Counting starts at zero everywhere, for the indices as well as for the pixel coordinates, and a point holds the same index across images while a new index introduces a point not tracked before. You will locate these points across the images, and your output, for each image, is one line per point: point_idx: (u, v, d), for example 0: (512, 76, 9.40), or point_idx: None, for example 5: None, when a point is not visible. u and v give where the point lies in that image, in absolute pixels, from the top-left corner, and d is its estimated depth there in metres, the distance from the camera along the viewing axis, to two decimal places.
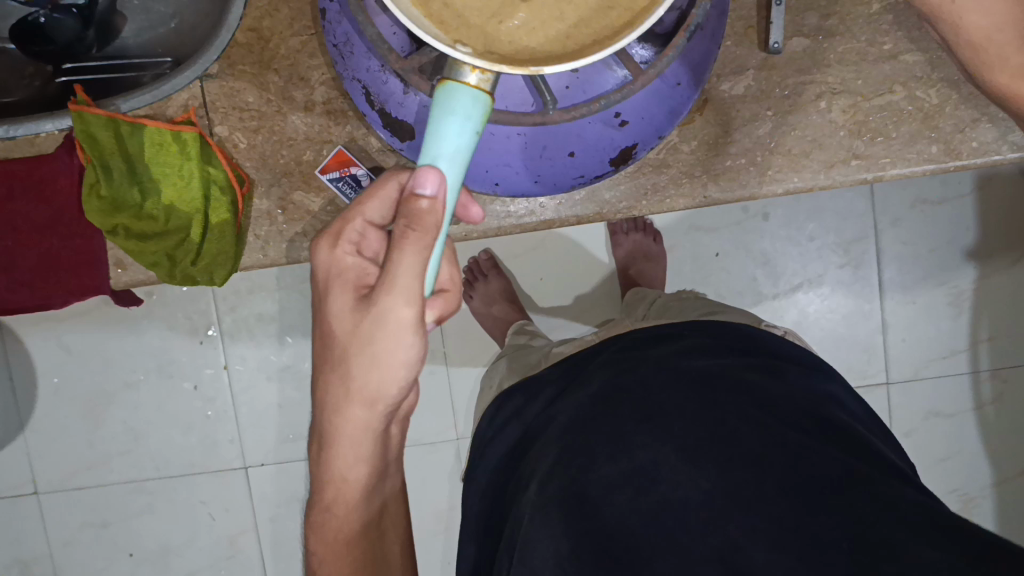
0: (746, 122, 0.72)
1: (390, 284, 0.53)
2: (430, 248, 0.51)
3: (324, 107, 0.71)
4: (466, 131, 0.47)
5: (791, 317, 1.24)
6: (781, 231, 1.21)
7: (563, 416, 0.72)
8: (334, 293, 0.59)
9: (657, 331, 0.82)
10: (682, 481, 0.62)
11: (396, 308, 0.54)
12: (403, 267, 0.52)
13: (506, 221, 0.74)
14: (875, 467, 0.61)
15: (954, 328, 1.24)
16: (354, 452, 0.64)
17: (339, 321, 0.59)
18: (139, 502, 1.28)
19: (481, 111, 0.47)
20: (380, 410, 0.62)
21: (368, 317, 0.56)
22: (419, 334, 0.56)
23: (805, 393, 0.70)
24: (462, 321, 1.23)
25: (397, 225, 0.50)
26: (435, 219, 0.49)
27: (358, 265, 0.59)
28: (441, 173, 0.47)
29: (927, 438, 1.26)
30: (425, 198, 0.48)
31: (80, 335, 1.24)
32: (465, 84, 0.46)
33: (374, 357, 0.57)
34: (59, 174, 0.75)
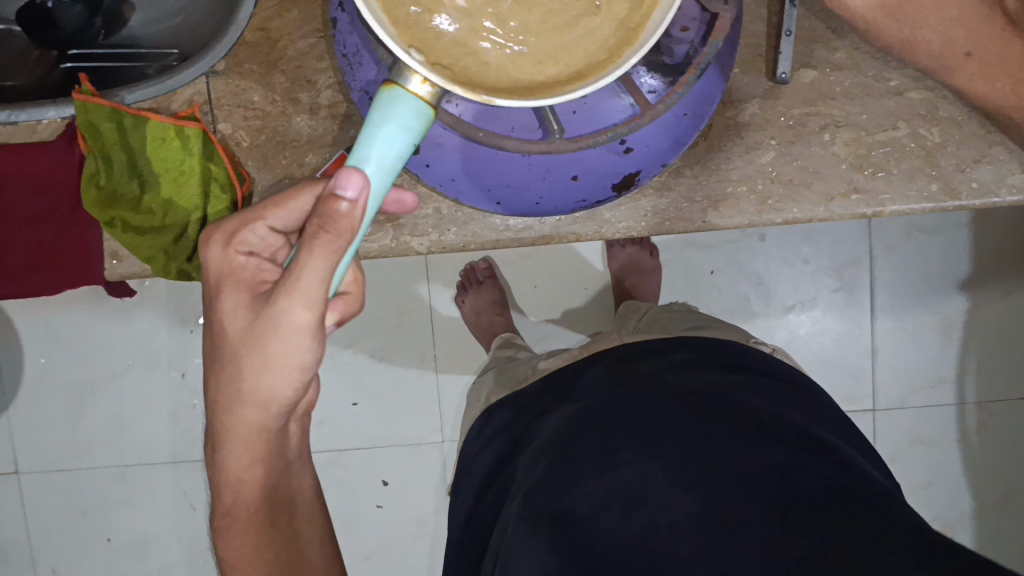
0: (749, 150, 0.72)
1: (296, 286, 0.51)
2: (339, 254, 0.49)
3: (330, 111, 0.70)
4: (403, 139, 0.46)
5: (781, 338, 1.24)
6: (776, 253, 1.22)
7: (550, 426, 0.73)
8: (226, 291, 0.59)
9: (643, 345, 0.82)
10: (670, 503, 0.62)
11: (292, 311, 0.53)
12: (309, 269, 0.50)
13: (503, 234, 0.73)
14: (857, 483, 0.62)
15: (942, 358, 1.25)
16: (248, 451, 0.65)
17: (230, 320, 0.59)
18: (119, 489, 1.27)
19: (421, 125, 0.47)
20: (273, 411, 0.63)
21: (263, 317, 0.55)
22: (316, 337, 0.56)
23: (792, 410, 0.70)
24: (453, 324, 1.23)
25: (309, 225, 0.48)
26: (352, 223, 0.48)
27: (254, 265, 0.59)
28: (365, 177, 0.46)
29: (910, 465, 1.27)
30: (344, 201, 0.46)
31: (69, 317, 1.23)
32: (409, 90, 0.46)
33: (265, 357, 0.58)
34: (56, 165, 0.75)
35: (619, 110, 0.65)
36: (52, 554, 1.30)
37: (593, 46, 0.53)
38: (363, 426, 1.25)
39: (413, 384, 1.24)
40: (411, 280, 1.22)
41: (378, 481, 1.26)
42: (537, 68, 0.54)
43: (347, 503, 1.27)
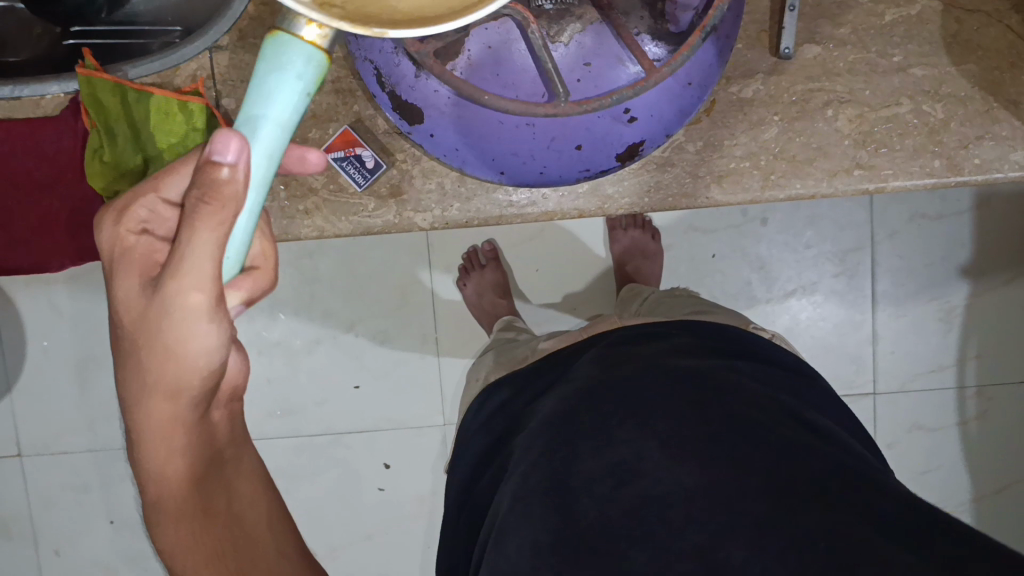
0: (753, 126, 0.72)
1: (180, 266, 0.49)
2: (229, 223, 0.48)
3: (334, 85, 0.71)
4: (293, 92, 0.45)
5: (782, 322, 1.25)
6: (778, 236, 1.22)
7: (550, 408, 0.73)
8: (120, 275, 0.55)
9: (642, 330, 0.82)
10: (664, 476, 0.61)
11: (184, 292, 0.51)
12: (198, 244, 0.48)
13: (507, 210, 0.74)
14: (854, 468, 0.61)
15: (943, 343, 1.25)
16: (166, 446, 0.60)
17: (125, 305, 0.55)
18: (121, 470, 1.28)
19: (314, 73, 0.45)
20: (186, 401, 0.58)
21: (155, 302, 0.52)
22: (215, 316, 0.53)
23: (790, 398, 0.70)
24: (456, 307, 1.23)
25: (191, 196, 0.47)
26: (235, 190, 0.47)
27: (143, 243, 0.56)
28: (244, 140, 0.45)
29: (910, 451, 1.28)
30: (226, 166, 0.45)
31: (73, 299, 1.23)
32: (300, 37, 0.44)
33: (166, 343, 0.54)
34: (63, 136, 0.76)
35: (619, 78, 0.65)
36: (54, 535, 1.30)
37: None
38: (364, 409, 1.25)
39: (415, 367, 1.24)
40: (413, 262, 1.22)
41: (380, 464, 1.26)
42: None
43: (348, 486, 1.27)
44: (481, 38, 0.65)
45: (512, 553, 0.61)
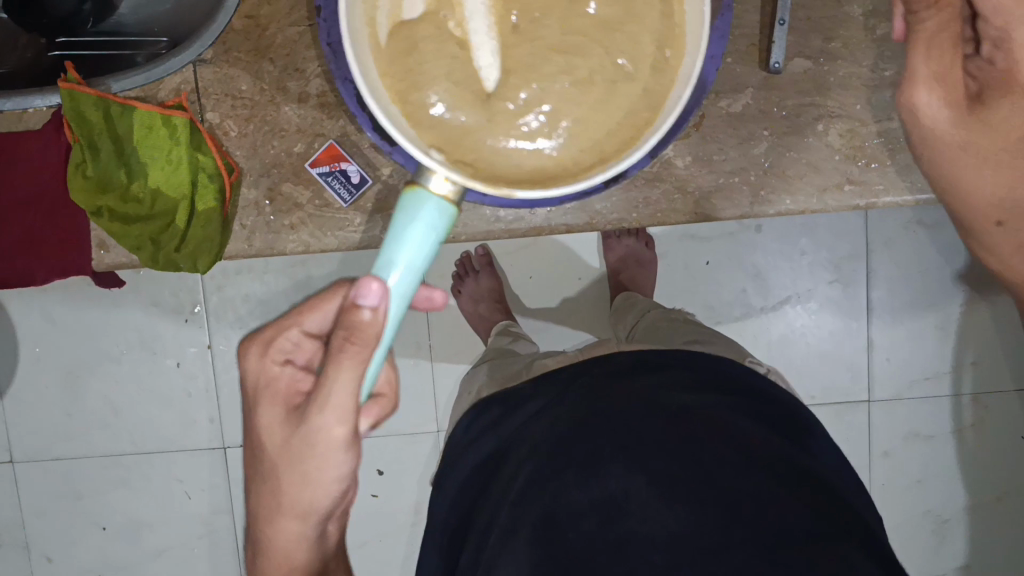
0: (743, 141, 0.71)
1: (324, 399, 0.55)
2: (367, 360, 0.52)
3: (319, 100, 0.70)
4: (428, 240, 0.48)
5: (777, 330, 1.24)
6: (772, 244, 1.21)
7: (538, 433, 0.72)
8: (262, 404, 0.62)
9: (639, 355, 0.81)
10: (650, 518, 0.63)
11: (327, 427, 0.57)
12: (341, 379, 0.53)
13: (495, 226, 0.73)
14: (841, 524, 0.61)
15: (939, 351, 1.24)
16: (289, 560, 0.66)
17: (269, 433, 0.61)
18: (114, 477, 1.27)
19: (444, 221, 0.49)
20: (314, 520, 0.64)
21: (300, 434, 0.59)
22: (351, 451, 0.60)
23: (781, 438, 0.70)
24: (449, 315, 1.23)
25: (337, 336, 0.51)
26: (375, 330, 0.49)
27: (287, 375, 0.62)
28: (385, 284, 0.48)
29: (905, 458, 1.27)
30: (366, 309, 0.48)
31: (64, 306, 1.23)
32: (432, 191, 0.48)
33: (307, 470, 0.60)
34: (45, 150, 0.75)
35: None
36: (46, 541, 1.30)
37: (620, 125, 0.53)
38: None
39: (408, 375, 1.24)
40: None
41: (373, 471, 1.26)
42: (565, 162, 0.53)
43: None
44: None
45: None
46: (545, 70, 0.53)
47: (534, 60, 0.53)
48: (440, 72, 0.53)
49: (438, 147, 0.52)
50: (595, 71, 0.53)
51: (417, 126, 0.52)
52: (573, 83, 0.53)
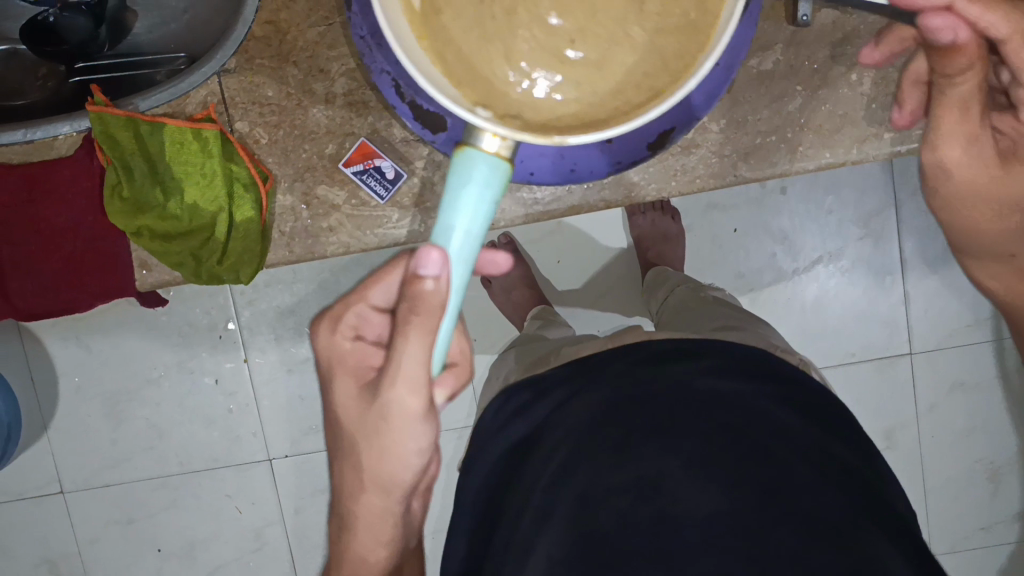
0: (775, 99, 0.70)
1: (394, 369, 0.55)
2: (435, 332, 0.51)
3: (346, 99, 0.70)
4: (486, 201, 0.45)
5: (811, 292, 1.23)
6: (800, 206, 1.20)
7: (573, 419, 0.71)
8: (337, 377, 0.63)
9: (676, 343, 0.77)
10: (689, 499, 0.60)
11: (402, 399, 0.57)
12: (409, 350, 0.53)
13: (533, 209, 0.73)
14: (878, 517, 0.59)
15: (978, 298, 1.23)
16: (372, 535, 0.67)
17: (345, 408, 0.63)
18: (164, 498, 1.28)
19: (499, 179, 0.45)
20: (397, 494, 0.65)
21: (376, 408, 0.59)
22: (427, 421, 0.59)
23: (822, 432, 0.67)
24: (482, 305, 1.22)
25: (402, 309, 0.51)
26: (438, 301, 0.49)
27: (358, 350, 0.64)
28: (444, 253, 0.45)
29: (952, 409, 1.26)
30: (429, 279, 0.47)
31: (100, 334, 1.23)
32: (483, 150, 0.44)
33: (381, 446, 0.61)
34: (79, 173, 0.77)
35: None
36: (104, 567, 1.31)
37: (662, 54, 0.51)
38: None
39: None
40: None
41: None
42: (611, 101, 0.50)
43: None
44: None
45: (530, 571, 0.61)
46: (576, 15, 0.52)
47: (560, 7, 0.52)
48: (461, 26, 0.52)
49: (479, 100, 0.50)
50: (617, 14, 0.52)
51: (455, 79, 0.50)
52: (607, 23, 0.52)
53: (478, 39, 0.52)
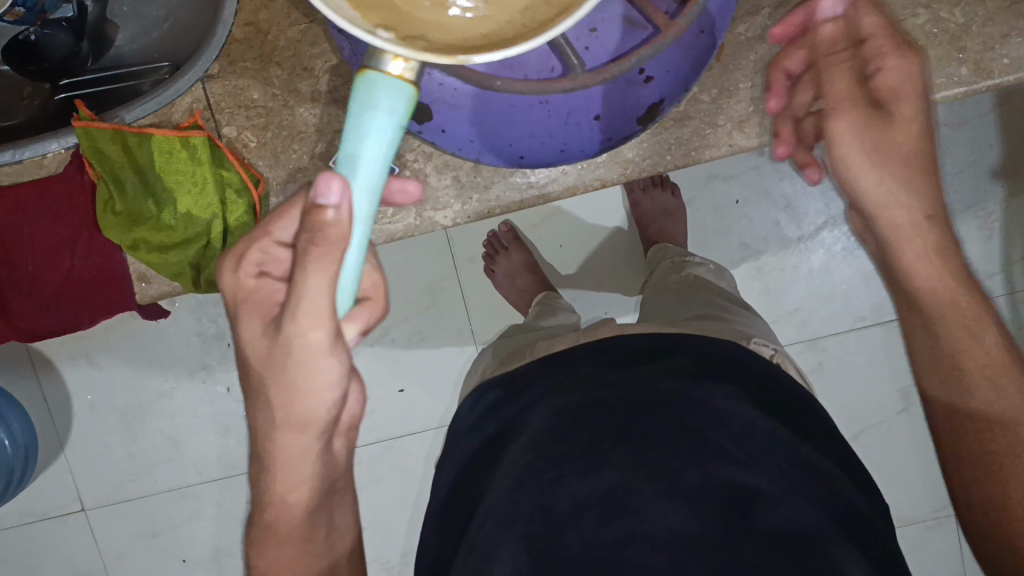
0: (766, 63, 0.70)
1: (298, 305, 0.52)
2: (337, 264, 0.50)
3: (332, 96, 0.69)
4: (390, 130, 0.44)
5: (818, 258, 1.21)
6: (799, 171, 1.18)
7: (538, 424, 0.70)
8: (244, 317, 0.60)
9: (646, 340, 0.78)
10: (652, 515, 0.58)
11: (304, 332, 0.54)
12: (312, 285, 0.51)
13: (528, 191, 0.73)
14: (844, 529, 0.58)
15: (986, 252, 1.21)
16: (293, 476, 0.66)
17: (252, 346, 0.60)
18: (185, 508, 1.28)
19: (404, 105, 0.44)
20: (312, 433, 0.63)
21: (279, 342, 0.56)
22: (336, 354, 0.57)
23: (786, 438, 0.67)
24: (487, 295, 1.20)
25: (302, 241, 0.50)
26: (340, 232, 0.48)
27: (265, 287, 0.59)
28: (345, 181, 0.46)
29: None
30: (330, 208, 0.46)
31: (109, 350, 1.23)
32: (388, 73, 0.43)
33: (293, 383, 0.59)
34: (72, 188, 0.77)
35: (617, 34, 0.64)
36: None
37: None
38: (412, 413, 1.24)
39: (457, 363, 1.22)
40: (436, 260, 1.19)
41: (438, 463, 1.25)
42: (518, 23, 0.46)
43: (411, 490, 1.26)
44: None
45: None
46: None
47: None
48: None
49: (383, 25, 0.45)
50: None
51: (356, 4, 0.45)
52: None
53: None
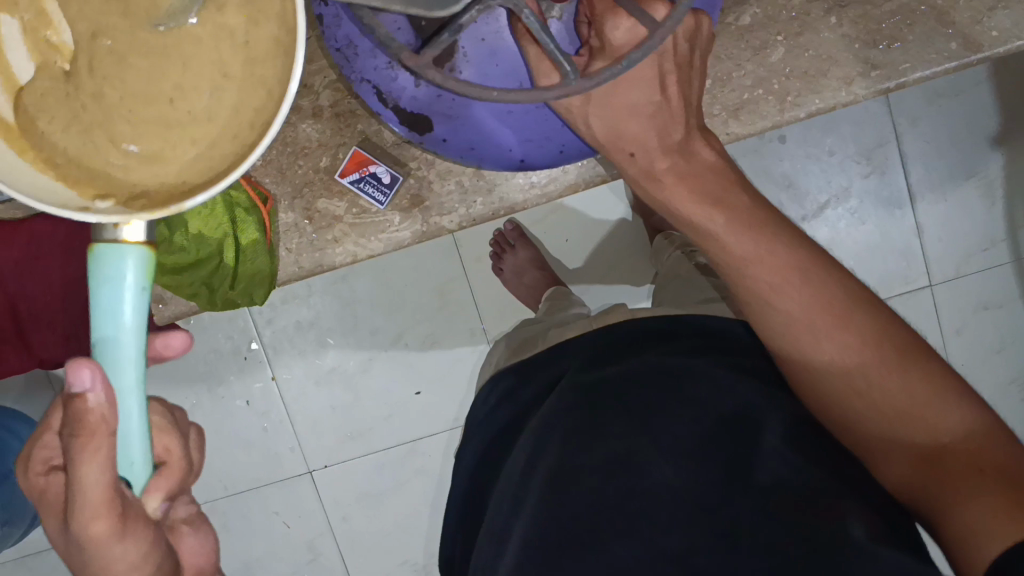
0: (758, 51, 0.86)
1: (75, 501, 0.47)
2: (111, 450, 0.46)
3: (333, 110, 0.87)
4: (127, 298, 0.43)
5: (823, 235, 1.21)
6: (799, 150, 1.17)
7: (548, 402, 0.75)
8: (43, 518, 0.55)
9: (648, 325, 0.80)
10: (654, 476, 0.65)
11: (86, 524, 0.48)
12: (87, 477, 0.46)
13: (531, 190, 0.89)
14: (842, 474, 0.63)
15: (989, 219, 1.22)
16: None
17: (58, 538, 0.54)
18: (216, 522, 1.29)
19: (144, 270, 0.43)
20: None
21: (73, 537, 0.50)
22: (130, 536, 0.50)
23: (785, 397, 0.71)
24: (498, 293, 1.21)
25: (66, 433, 0.45)
26: (100, 418, 0.44)
27: (55, 482, 0.54)
28: (94, 367, 0.43)
29: (980, 331, 1.25)
30: (85, 396, 0.43)
31: None
32: (112, 246, 0.42)
33: (98, 567, 0.52)
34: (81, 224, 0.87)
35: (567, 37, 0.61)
36: None
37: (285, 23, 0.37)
38: (430, 413, 1.25)
39: (472, 361, 1.23)
40: (442, 262, 1.19)
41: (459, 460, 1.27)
42: (232, 146, 0.38)
43: (436, 489, 1.28)
44: (474, 34, 0.61)
45: (509, 549, 0.67)
46: (173, 70, 0.38)
47: (148, 51, 0.38)
48: (63, 125, 0.38)
49: (104, 192, 0.39)
50: (211, 44, 0.38)
51: (66, 180, 0.38)
52: (207, 70, 0.38)
53: (79, 133, 0.38)
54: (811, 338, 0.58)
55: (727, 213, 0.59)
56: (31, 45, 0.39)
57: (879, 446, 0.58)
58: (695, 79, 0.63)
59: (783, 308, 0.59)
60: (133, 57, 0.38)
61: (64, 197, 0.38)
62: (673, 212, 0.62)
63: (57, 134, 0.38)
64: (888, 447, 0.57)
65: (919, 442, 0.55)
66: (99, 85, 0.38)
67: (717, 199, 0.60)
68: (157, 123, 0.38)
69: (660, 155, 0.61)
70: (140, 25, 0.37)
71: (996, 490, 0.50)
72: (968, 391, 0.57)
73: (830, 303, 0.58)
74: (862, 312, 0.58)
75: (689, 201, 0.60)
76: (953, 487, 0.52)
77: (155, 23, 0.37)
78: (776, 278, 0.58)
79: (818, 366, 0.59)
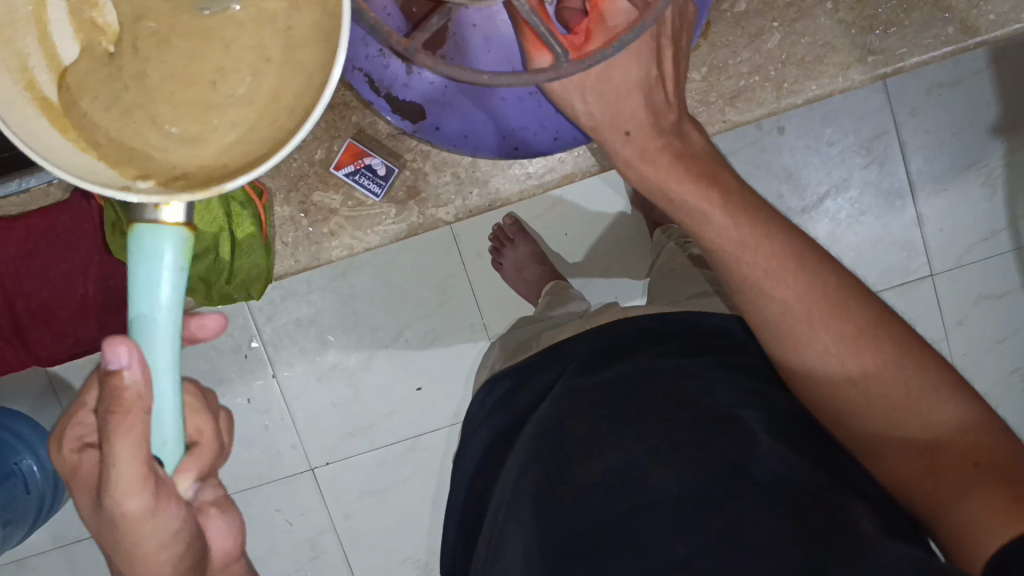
0: (755, 38, 0.94)
1: (108, 477, 0.47)
2: (142, 431, 0.45)
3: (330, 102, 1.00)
4: (165, 278, 0.43)
5: (823, 227, 1.21)
6: (798, 142, 1.16)
7: (542, 411, 0.74)
8: (75, 494, 0.54)
9: (645, 324, 0.80)
10: (654, 484, 0.63)
11: (120, 502, 0.48)
12: (121, 454, 0.46)
13: None
14: (842, 475, 0.62)
15: (991, 209, 1.21)
16: None
17: (87, 514, 0.54)
18: None
19: (182, 251, 0.43)
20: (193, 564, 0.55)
21: (104, 514, 0.50)
22: (172, 508, 0.51)
23: (781, 398, 0.71)
24: (499, 288, 1.21)
25: (102, 412, 0.45)
26: (135, 397, 0.44)
27: (87, 459, 0.54)
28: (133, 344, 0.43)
29: (983, 321, 1.25)
30: (124, 372, 0.43)
31: None
32: (154, 225, 0.41)
33: (126, 547, 0.52)
34: (79, 216, 0.88)
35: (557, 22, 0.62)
36: None
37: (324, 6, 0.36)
38: (431, 409, 1.25)
39: (473, 357, 1.23)
40: (441, 257, 1.18)
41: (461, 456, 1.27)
42: (270, 129, 0.37)
43: (439, 485, 1.28)
44: (466, 19, 0.62)
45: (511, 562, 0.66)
46: (212, 52, 0.38)
47: (189, 33, 0.38)
48: (106, 106, 0.38)
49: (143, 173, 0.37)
50: (253, 28, 0.38)
51: (107, 161, 0.37)
52: (249, 53, 0.38)
53: (119, 113, 0.38)
54: (807, 328, 0.57)
55: (727, 199, 0.59)
56: (76, 26, 0.39)
57: (880, 445, 0.57)
58: (682, 61, 0.63)
59: (779, 297, 0.58)
60: (176, 38, 0.38)
61: (101, 172, 0.36)
62: (669, 201, 0.61)
63: (96, 114, 0.38)
64: (891, 447, 0.56)
65: (916, 438, 0.55)
66: (143, 68, 0.38)
67: (717, 184, 0.59)
68: (198, 104, 0.37)
69: (655, 139, 0.61)
70: (186, 8, 0.38)
71: (993, 487, 0.50)
72: (964, 386, 0.57)
73: (824, 293, 0.57)
74: (857, 300, 0.58)
75: (688, 186, 0.59)
76: (962, 486, 0.52)
77: (198, 8, 0.38)
78: (773, 264, 0.58)
79: (812, 365, 0.58)
